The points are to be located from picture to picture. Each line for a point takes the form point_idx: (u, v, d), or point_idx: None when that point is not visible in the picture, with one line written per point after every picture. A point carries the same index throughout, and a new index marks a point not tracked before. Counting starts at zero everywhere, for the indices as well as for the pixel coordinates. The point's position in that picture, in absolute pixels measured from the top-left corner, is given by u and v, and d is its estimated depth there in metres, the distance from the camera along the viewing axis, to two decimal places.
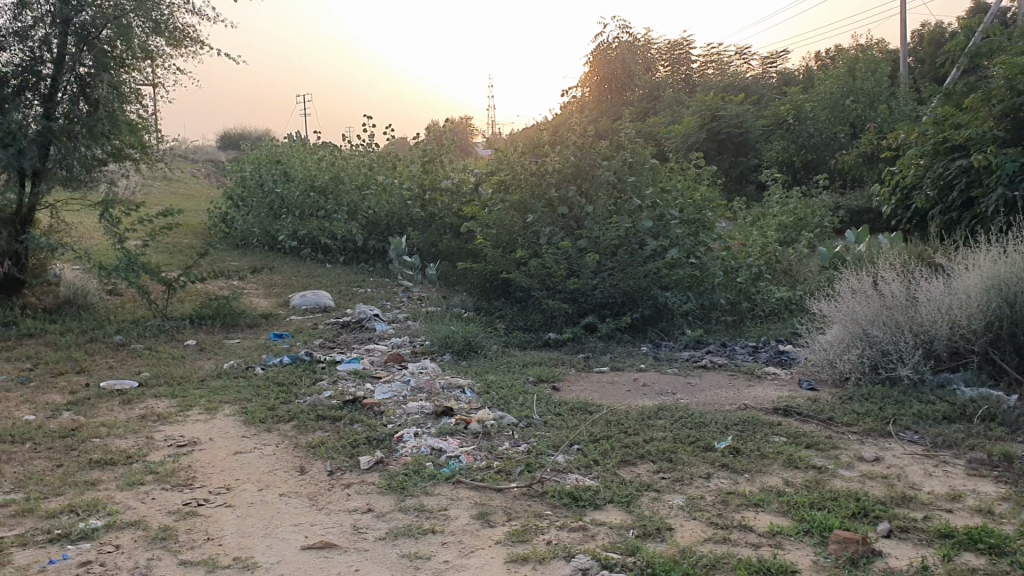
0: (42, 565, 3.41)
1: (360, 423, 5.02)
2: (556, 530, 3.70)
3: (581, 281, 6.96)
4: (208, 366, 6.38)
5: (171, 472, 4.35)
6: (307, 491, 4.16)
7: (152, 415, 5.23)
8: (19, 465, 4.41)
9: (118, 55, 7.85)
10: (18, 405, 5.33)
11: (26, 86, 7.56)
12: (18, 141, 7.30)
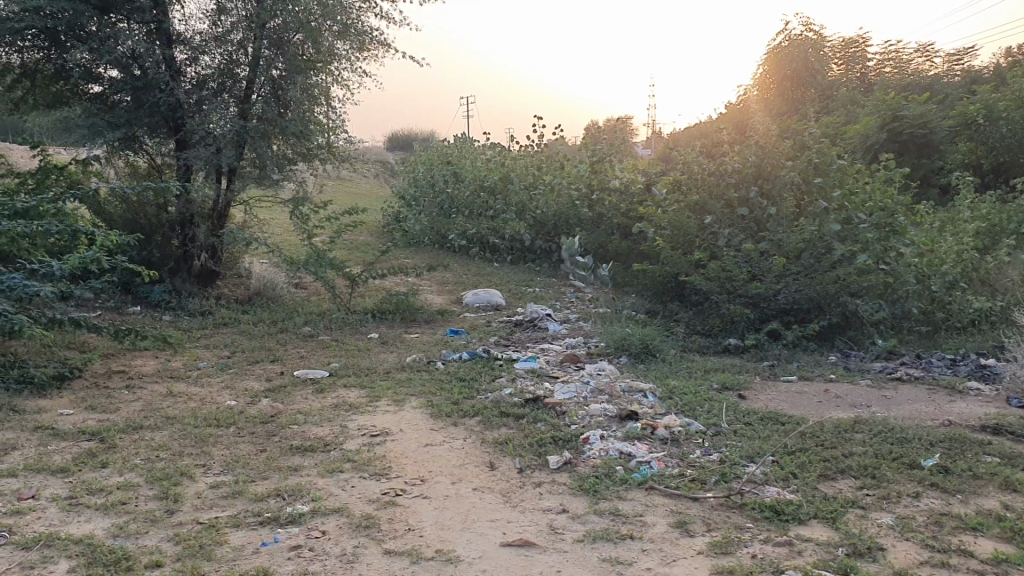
0: (256, 546, 3.51)
1: (544, 422, 4.98)
2: (760, 544, 3.55)
3: (764, 286, 6.73)
4: (391, 359, 6.53)
5: (368, 461, 4.46)
6: (500, 488, 4.17)
7: (344, 404, 5.40)
8: (226, 447, 4.59)
9: (310, 58, 8.08)
10: (221, 389, 5.60)
11: (223, 88, 8.02)
12: (218, 141, 7.71)
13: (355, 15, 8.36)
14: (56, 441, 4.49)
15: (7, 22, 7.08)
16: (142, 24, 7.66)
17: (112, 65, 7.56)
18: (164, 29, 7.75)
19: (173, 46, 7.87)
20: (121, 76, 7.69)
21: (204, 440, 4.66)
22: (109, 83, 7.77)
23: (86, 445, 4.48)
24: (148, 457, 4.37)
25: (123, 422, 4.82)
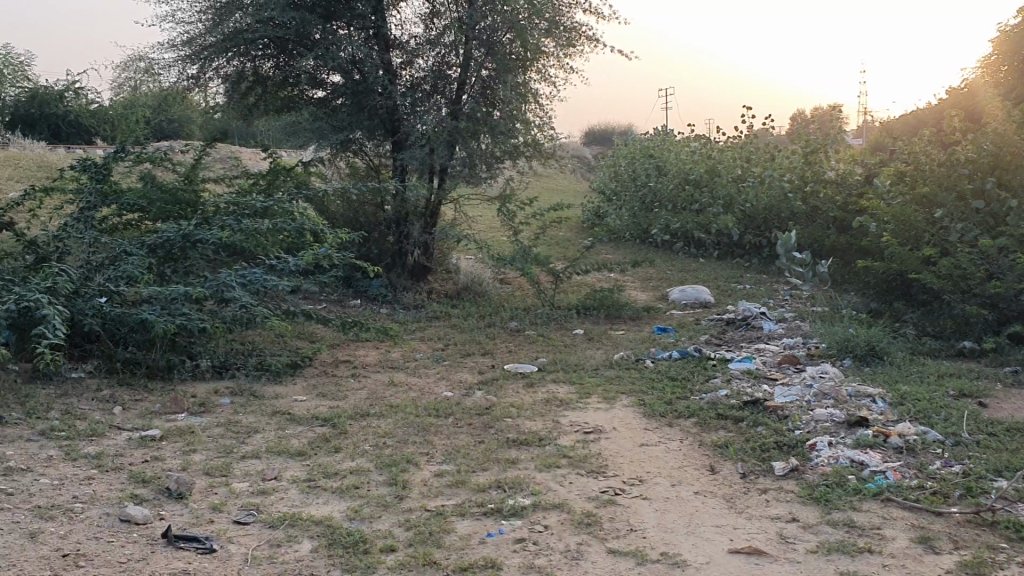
0: (482, 536, 3.57)
1: (765, 426, 4.80)
2: (1018, 567, 3.25)
3: (1004, 285, 6.20)
4: (600, 355, 6.51)
5: (584, 458, 4.45)
6: (722, 492, 4.05)
7: (556, 399, 5.43)
8: (446, 437, 4.71)
9: (520, 56, 8.16)
10: (437, 380, 5.78)
11: (436, 90, 8.18)
12: (431, 142, 7.95)
13: (564, 12, 8.33)
14: (293, 426, 4.74)
15: (243, 34, 7.71)
16: (359, 31, 8.01)
17: (335, 70, 7.95)
18: (382, 35, 8.09)
19: (390, 51, 8.21)
20: (342, 81, 8.10)
21: (425, 429, 4.81)
22: (331, 88, 8.22)
23: (320, 430, 4.71)
24: (375, 444, 4.54)
25: (351, 410, 5.04)
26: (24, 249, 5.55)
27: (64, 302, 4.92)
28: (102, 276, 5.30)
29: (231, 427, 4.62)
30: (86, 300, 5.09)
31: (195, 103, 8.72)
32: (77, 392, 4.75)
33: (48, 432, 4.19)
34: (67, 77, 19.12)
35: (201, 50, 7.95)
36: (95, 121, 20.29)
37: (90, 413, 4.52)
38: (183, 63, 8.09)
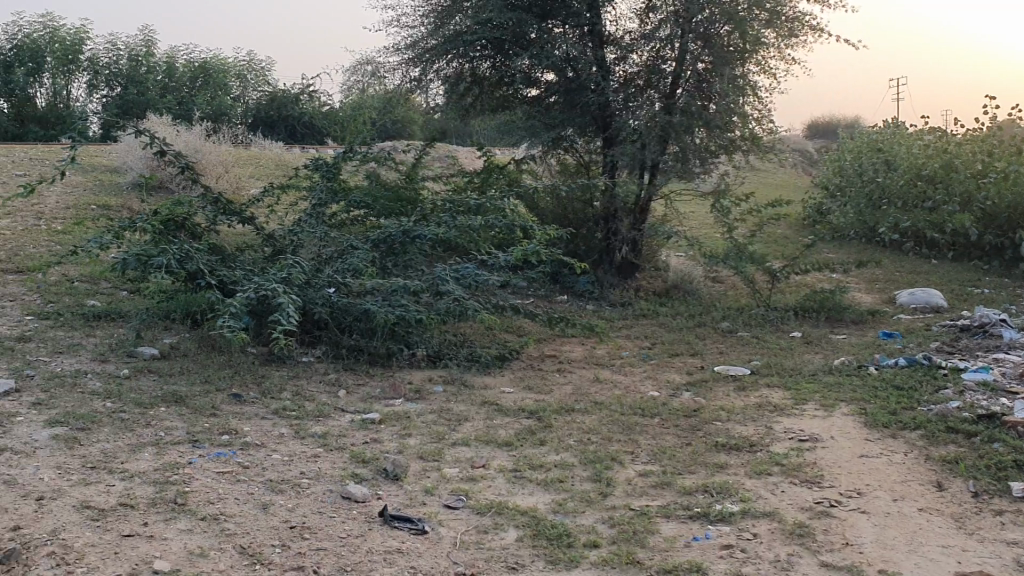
0: (687, 540, 3.50)
1: (1002, 443, 4.40)
2: None
3: None
4: (818, 360, 6.22)
5: (798, 466, 4.26)
6: (951, 512, 3.76)
7: (768, 404, 5.23)
8: (652, 437, 4.65)
9: (739, 48, 7.88)
10: (644, 379, 5.72)
11: (648, 85, 8.11)
12: (643, 136, 7.83)
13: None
14: (501, 416, 4.82)
15: (462, 36, 8.03)
16: (574, 29, 8.09)
17: (549, 69, 8.06)
18: (596, 32, 8.12)
19: (604, 47, 8.22)
20: (556, 79, 8.21)
21: (630, 428, 4.77)
22: (545, 86, 8.31)
23: (526, 422, 4.76)
24: (580, 440, 4.54)
25: (557, 404, 5.06)
26: (263, 242, 5.98)
27: (297, 290, 5.23)
28: (330, 268, 5.58)
29: (442, 415, 4.75)
30: (316, 290, 5.38)
31: (417, 104, 9.11)
32: (306, 375, 5.06)
33: (279, 412, 4.50)
34: (304, 82, 20.58)
35: (424, 53, 8.35)
36: (328, 122, 21.70)
37: (316, 395, 4.81)
38: (407, 65, 8.51)
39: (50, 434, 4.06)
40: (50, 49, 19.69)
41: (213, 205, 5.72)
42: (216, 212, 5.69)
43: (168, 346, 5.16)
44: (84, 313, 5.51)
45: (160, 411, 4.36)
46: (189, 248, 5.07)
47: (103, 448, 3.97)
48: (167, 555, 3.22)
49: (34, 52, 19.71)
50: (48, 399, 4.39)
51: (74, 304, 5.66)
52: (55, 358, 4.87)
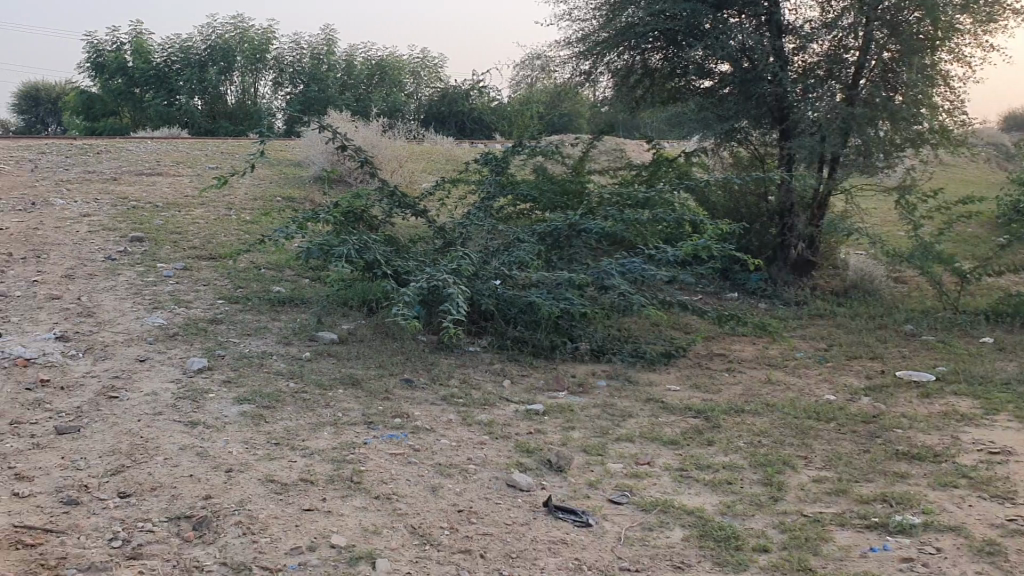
0: (863, 550, 3.35)
1: None
2: None
3: None
4: (1012, 369, 5.79)
5: (988, 480, 3.98)
6: None
7: (956, 414, 4.92)
8: (827, 442, 4.44)
9: (929, 36, 7.38)
10: (818, 382, 5.50)
11: (829, 75, 7.73)
12: (822, 129, 7.48)
13: None
14: (666, 414, 4.68)
15: (635, 28, 7.96)
16: (751, 18, 7.89)
17: (725, 60, 7.85)
18: (774, 21, 7.86)
19: (783, 36, 7.89)
20: (731, 70, 7.97)
21: (804, 431, 4.57)
22: (719, 78, 8.13)
23: (693, 421, 4.60)
24: (750, 442, 4.37)
25: (726, 404, 4.88)
26: (435, 234, 6.13)
27: (467, 281, 5.33)
28: (497, 260, 5.62)
29: (606, 409, 4.67)
30: (484, 282, 5.46)
31: (587, 98, 9.17)
32: (473, 364, 5.15)
33: (448, 399, 4.61)
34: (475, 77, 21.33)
35: (594, 46, 8.37)
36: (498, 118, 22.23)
37: (483, 383, 4.88)
38: (578, 59, 8.65)
39: (238, 410, 4.32)
40: (239, 49, 22.52)
41: (389, 198, 5.91)
42: (392, 205, 5.90)
43: (346, 331, 5.39)
44: (270, 298, 5.82)
45: (337, 393, 4.55)
46: (367, 240, 5.26)
47: (286, 425, 4.19)
48: (343, 531, 3.37)
49: (224, 53, 22.48)
50: (236, 377, 4.67)
51: (261, 290, 5.99)
52: (244, 340, 5.18)
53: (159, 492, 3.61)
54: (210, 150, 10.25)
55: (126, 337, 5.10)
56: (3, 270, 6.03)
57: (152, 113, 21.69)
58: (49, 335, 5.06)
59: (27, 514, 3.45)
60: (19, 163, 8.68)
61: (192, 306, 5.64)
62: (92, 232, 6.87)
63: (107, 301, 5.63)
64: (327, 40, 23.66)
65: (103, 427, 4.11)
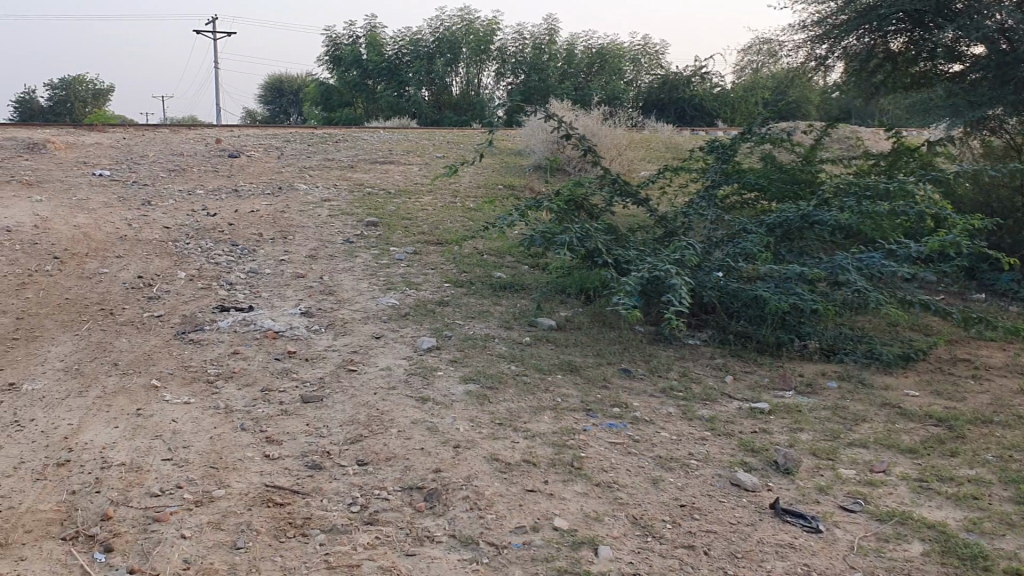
0: None
1: None
2: None
3: None
4: None
5: None
6: None
7: None
8: None
9: None
10: None
11: None
12: None
13: None
14: (902, 420, 4.39)
15: (877, 10, 7.58)
16: None
17: (979, 41, 7.26)
18: None
19: None
20: (986, 52, 7.35)
21: None
22: (971, 61, 7.54)
23: (934, 430, 4.29)
24: (1000, 456, 4.01)
25: (971, 413, 4.51)
26: (657, 223, 6.06)
27: (690, 272, 5.23)
28: (722, 251, 5.51)
29: (837, 413, 4.44)
30: (707, 274, 5.35)
31: (820, 84, 8.82)
32: (694, 357, 5.06)
33: (668, 391, 4.55)
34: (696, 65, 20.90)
35: (831, 30, 8.04)
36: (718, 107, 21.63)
37: (704, 377, 4.78)
38: (813, 43, 8.32)
39: (464, 389, 4.47)
40: (467, 41, 23.68)
41: (610, 185, 5.89)
42: (613, 193, 5.87)
43: (565, 318, 5.44)
44: (493, 284, 5.98)
45: (557, 379, 4.61)
46: (589, 228, 5.28)
47: (509, 407, 4.29)
48: (566, 514, 3.41)
49: (451, 44, 23.74)
50: (462, 358, 4.84)
51: (484, 275, 6.16)
52: (468, 322, 5.35)
53: (394, 462, 3.81)
54: (437, 139, 10.66)
55: (361, 316, 5.42)
56: (255, 249, 6.56)
57: (383, 103, 22.95)
58: (295, 311, 5.47)
59: (277, 475, 3.76)
60: (268, 151, 9.40)
61: (421, 289, 5.89)
62: (332, 215, 7.32)
63: (345, 281, 5.99)
64: (548, 29, 23.99)
65: (342, 399, 4.39)
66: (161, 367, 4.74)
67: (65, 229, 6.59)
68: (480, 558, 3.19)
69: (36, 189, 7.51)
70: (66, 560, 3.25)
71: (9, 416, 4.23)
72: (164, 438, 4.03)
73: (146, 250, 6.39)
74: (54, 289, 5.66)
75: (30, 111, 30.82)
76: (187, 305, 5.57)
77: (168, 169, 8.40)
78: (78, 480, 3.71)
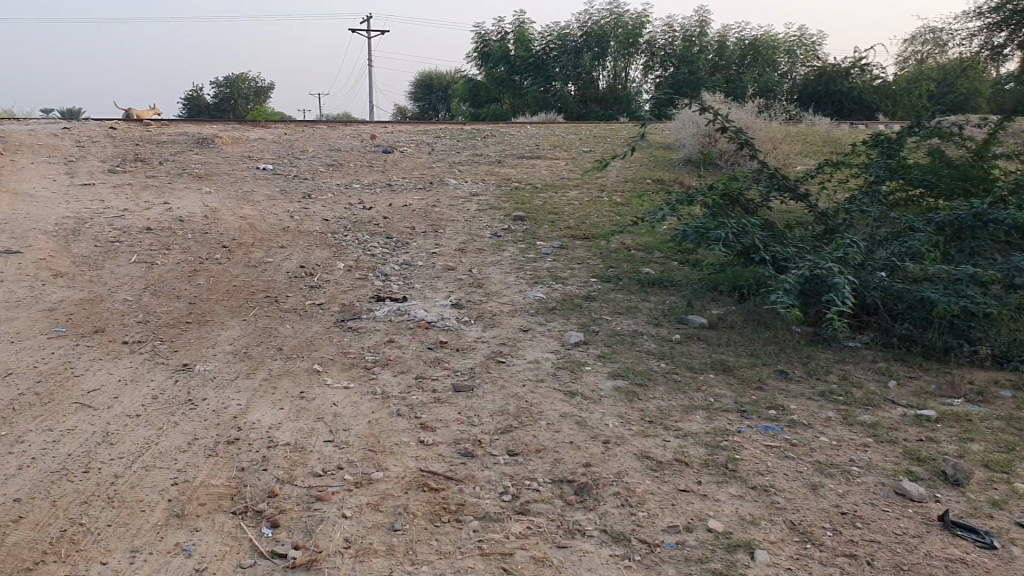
0: None
1: None
2: None
3: None
4: None
5: None
6: None
7: None
8: None
9: None
10: None
11: None
12: None
13: None
14: None
15: None
16: None
17: None
18: None
19: None
20: None
21: None
22: None
23: None
24: None
25: None
26: (816, 220, 5.86)
27: (852, 271, 5.03)
28: (886, 250, 5.27)
29: (1012, 423, 4.18)
30: (869, 273, 5.13)
31: (995, 73, 8.31)
32: (854, 360, 4.86)
33: (826, 394, 4.39)
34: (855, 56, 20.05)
35: (1011, 16, 7.59)
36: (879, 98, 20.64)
37: (866, 382, 4.59)
38: (990, 31, 7.87)
39: (614, 385, 4.45)
40: (615, 35, 23.50)
41: (767, 180, 5.74)
42: (769, 188, 5.71)
43: (716, 316, 5.33)
44: (641, 279, 5.93)
45: (709, 378, 4.53)
46: (746, 224, 5.16)
47: (660, 405, 4.24)
48: (720, 516, 3.35)
49: (600, 37, 23.62)
50: (611, 354, 4.82)
51: (632, 271, 6.12)
52: (617, 318, 5.32)
53: (544, 454, 3.83)
54: (584, 134, 10.64)
55: (510, 309, 5.48)
56: (408, 241, 6.74)
57: (531, 98, 23.10)
58: (447, 303, 5.58)
59: (432, 460, 3.84)
60: (420, 146, 9.63)
61: (568, 283, 5.90)
62: (481, 210, 7.43)
63: (494, 275, 6.07)
64: (699, 20, 23.52)
65: (493, 389, 4.45)
66: (321, 353, 4.93)
67: (233, 219, 6.95)
68: (632, 555, 3.16)
69: (206, 182, 7.95)
70: (236, 533, 3.42)
71: (184, 394, 4.50)
72: (325, 421, 4.19)
73: (306, 241, 6.67)
74: (223, 276, 5.97)
75: (198, 108, 32.66)
76: (345, 294, 5.78)
77: (326, 164, 8.73)
78: (247, 458, 3.90)
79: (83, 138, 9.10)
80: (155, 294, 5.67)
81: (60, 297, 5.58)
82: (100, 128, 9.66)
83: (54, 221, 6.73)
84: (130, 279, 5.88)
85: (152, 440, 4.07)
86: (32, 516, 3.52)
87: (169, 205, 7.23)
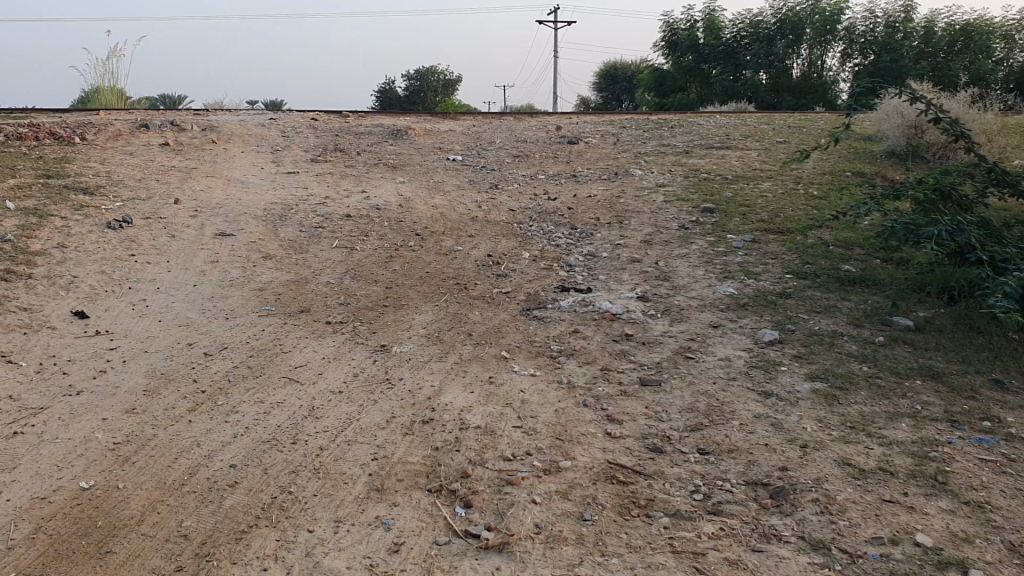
0: None
1: None
2: None
3: None
4: None
5: None
6: None
7: None
8: None
9: None
10: None
11: None
12: None
13: None
14: None
15: None
16: None
17: None
18: None
19: None
20: None
21: None
22: None
23: None
24: None
25: None
26: None
27: None
28: None
29: None
30: None
31: None
32: None
33: None
34: None
35: None
36: None
37: None
38: None
39: (811, 387, 4.29)
40: (811, 21, 22.53)
41: (985, 174, 5.36)
42: (987, 182, 5.32)
43: (923, 319, 5.04)
44: (839, 277, 5.68)
45: (915, 384, 4.29)
46: (961, 220, 4.85)
47: (861, 410, 4.05)
48: (929, 531, 3.16)
49: (795, 24, 22.69)
50: (808, 354, 4.65)
51: (829, 268, 5.87)
52: (813, 317, 5.12)
53: (737, 455, 3.74)
54: (776, 124, 10.30)
55: (699, 304, 5.38)
56: (593, 232, 6.75)
57: (719, 88, 22.58)
58: (632, 295, 5.55)
59: (621, 453, 3.84)
60: (605, 137, 9.61)
61: (760, 279, 5.73)
62: (667, 202, 7.33)
63: (682, 268, 5.98)
64: (904, 5, 22.23)
65: (682, 385, 4.39)
66: (509, 340, 5.02)
67: (426, 208, 7.19)
68: (832, 564, 3.05)
69: (401, 171, 8.26)
70: (431, 511, 3.54)
71: (382, 374, 4.70)
72: (515, 407, 4.26)
73: (494, 230, 6.81)
74: (417, 262, 6.19)
75: (389, 100, 33.91)
76: (532, 283, 5.85)
77: (513, 155, 8.86)
78: (441, 439, 4.03)
79: (288, 128, 9.65)
80: (355, 278, 5.96)
81: (269, 278, 5.95)
82: (303, 119, 10.21)
83: (263, 207, 7.17)
84: (332, 263, 6.19)
85: (353, 417, 4.28)
86: (247, 482, 3.77)
87: (366, 193, 7.55)
